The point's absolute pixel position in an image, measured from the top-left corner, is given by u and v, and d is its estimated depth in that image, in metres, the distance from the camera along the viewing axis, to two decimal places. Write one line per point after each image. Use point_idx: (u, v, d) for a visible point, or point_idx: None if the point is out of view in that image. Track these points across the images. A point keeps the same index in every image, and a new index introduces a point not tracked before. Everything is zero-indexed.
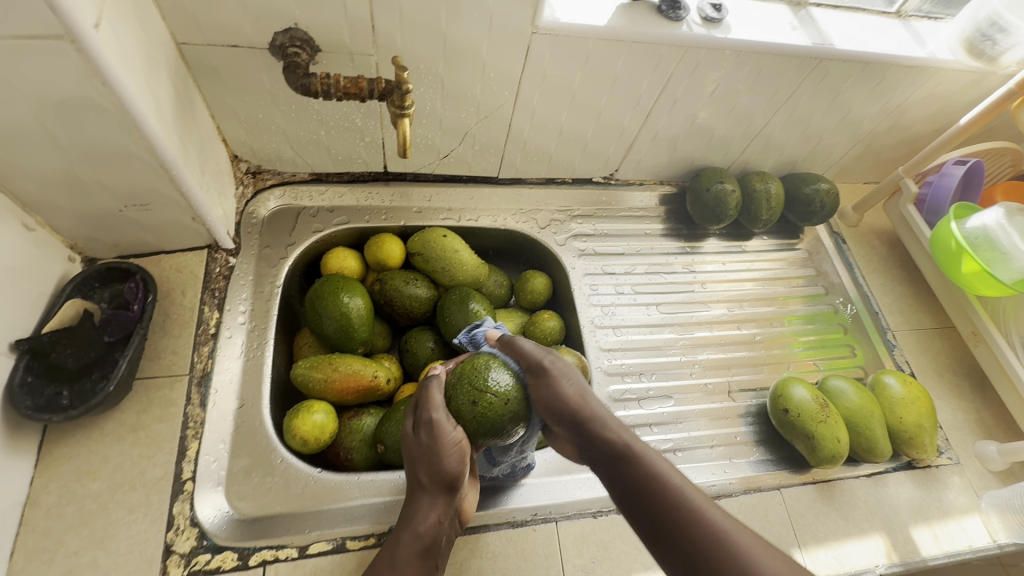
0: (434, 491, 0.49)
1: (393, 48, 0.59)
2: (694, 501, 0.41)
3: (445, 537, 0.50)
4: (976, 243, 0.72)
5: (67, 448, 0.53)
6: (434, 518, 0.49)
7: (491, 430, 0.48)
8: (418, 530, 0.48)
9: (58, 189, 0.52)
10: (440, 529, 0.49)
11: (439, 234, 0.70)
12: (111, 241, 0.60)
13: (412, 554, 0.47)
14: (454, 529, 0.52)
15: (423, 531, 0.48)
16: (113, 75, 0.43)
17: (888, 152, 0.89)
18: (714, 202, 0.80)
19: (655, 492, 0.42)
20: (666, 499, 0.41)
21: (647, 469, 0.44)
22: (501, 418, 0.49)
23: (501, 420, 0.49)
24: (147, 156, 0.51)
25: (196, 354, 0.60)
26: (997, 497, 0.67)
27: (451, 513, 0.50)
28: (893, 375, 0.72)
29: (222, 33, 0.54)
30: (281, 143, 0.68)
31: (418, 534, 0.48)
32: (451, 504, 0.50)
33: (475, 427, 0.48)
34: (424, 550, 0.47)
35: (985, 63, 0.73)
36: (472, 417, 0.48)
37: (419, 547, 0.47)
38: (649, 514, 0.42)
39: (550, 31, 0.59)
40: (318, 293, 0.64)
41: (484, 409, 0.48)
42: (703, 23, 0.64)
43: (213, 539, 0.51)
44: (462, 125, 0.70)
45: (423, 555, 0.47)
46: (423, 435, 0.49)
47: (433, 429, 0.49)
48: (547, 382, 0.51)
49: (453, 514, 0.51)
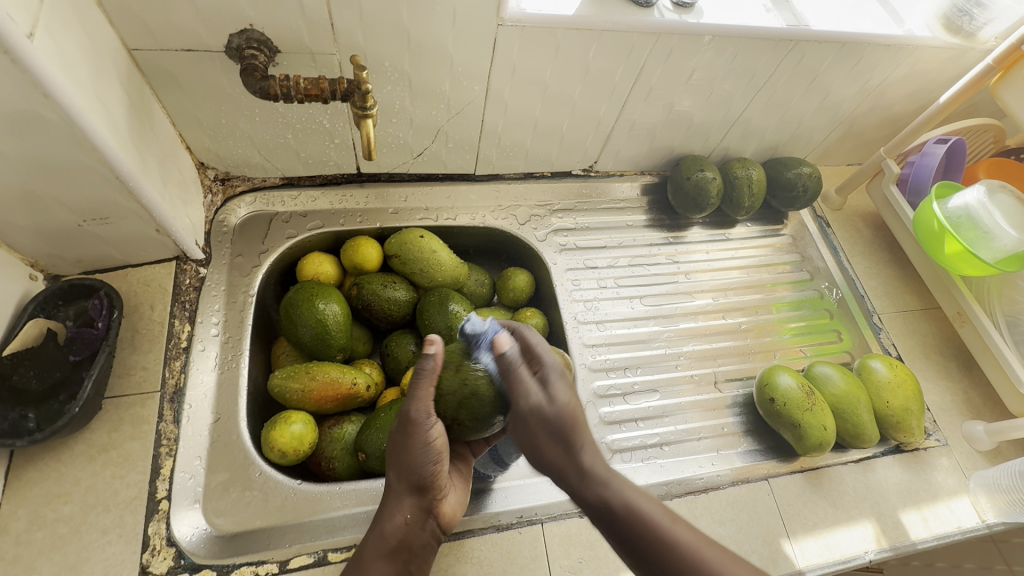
0: (403, 489, 0.47)
1: (355, 47, 0.57)
2: (667, 522, 0.42)
3: (420, 541, 0.47)
4: (958, 222, 0.71)
5: (36, 473, 0.51)
6: (403, 520, 0.47)
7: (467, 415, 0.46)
8: (386, 531, 0.46)
9: (14, 207, 0.50)
10: (409, 532, 0.47)
11: (415, 235, 0.69)
12: (74, 257, 0.58)
13: (377, 557, 0.45)
14: (433, 532, 0.49)
15: (388, 532, 0.46)
16: (54, 87, 0.41)
17: (870, 133, 0.88)
18: (695, 191, 0.79)
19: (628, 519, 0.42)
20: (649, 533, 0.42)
21: (626, 507, 0.42)
22: (482, 409, 0.46)
23: (488, 411, 0.46)
24: (102, 169, 0.49)
25: (167, 369, 0.58)
26: (985, 477, 0.67)
27: (424, 511, 0.48)
28: (879, 359, 0.71)
29: (176, 37, 0.52)
30: (248, 149, 0.66)
31: (383, 536, 0.46)
32: (421, 505, 0.48)
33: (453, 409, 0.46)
34: (391, 553, 0.45)
35: (964, 38, 0.72)
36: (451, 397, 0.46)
37: (385, 549, 0.45)
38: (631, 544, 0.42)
39: (516, 22, 0.57)
40: (292, 301, 0.62)
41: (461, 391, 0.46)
42: (675, 8, 0.63)
43: (190, 558, 0.50)
44: (433, 123, 0.68)
45: (389, 557, 0.45)
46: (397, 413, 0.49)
47: (408, 424, 0.46)
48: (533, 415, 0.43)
49: (428, 516, 0.49)
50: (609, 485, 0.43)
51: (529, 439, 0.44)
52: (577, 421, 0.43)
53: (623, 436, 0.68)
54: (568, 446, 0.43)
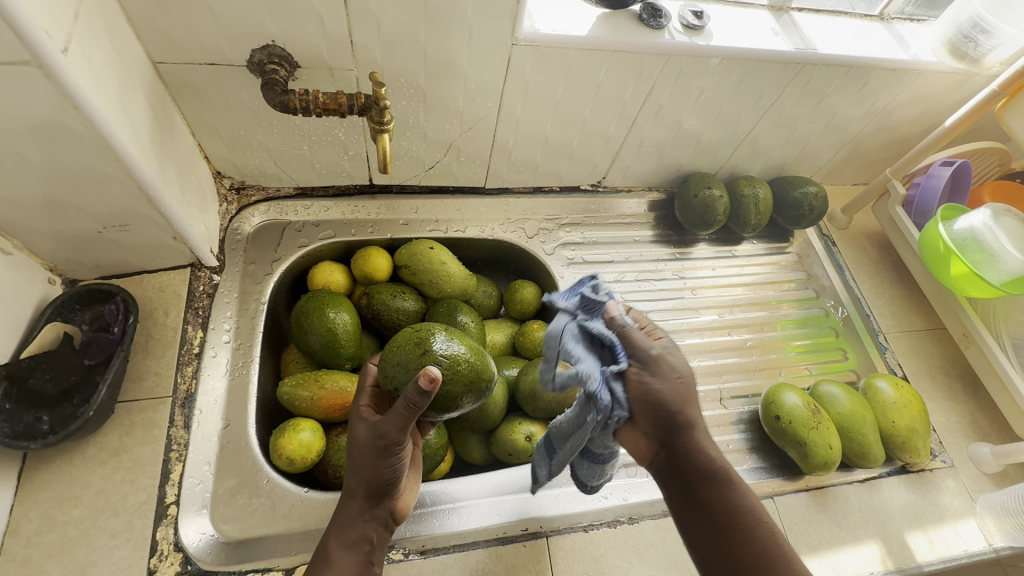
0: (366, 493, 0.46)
1: (373, 63, 0.58)
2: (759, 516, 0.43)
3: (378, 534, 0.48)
4: (964, 245, 0.72)
5: (48, 475, 0.52)
6: (363, 518, 0.46)
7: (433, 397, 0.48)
8: (345, 528, 0.46)
9: (36, 214, 0.51)
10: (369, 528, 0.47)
11: (425, 246, 0.70)
12: (91, 262, 0.59)
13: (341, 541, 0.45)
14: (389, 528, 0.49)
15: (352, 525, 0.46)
16: (84, 99, 0.43)
17: (875, 154, 0.89)
18: (702, 208, 0.80)
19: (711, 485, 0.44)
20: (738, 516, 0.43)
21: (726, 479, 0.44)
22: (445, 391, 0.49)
23: (451, 387, 0.49)
24: (124, 178, 0.50)
25: (179, 375, 0.59)
26: (991, 500, 0.67)
27: (380, 514, 0.47)
28: (885, 379, 0.71)
29: (200, 51, 0.54)
30: (264, 159, 0.68)
31: (345, 529, 0.46)
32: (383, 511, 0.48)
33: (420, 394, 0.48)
34: (351, 543, 0.45)
35: (969, 64, 0.73)
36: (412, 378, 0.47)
37: (347, 538, 0.45)
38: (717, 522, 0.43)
39: (530, 42, 0.59)
40: (303, 309, 0.63)
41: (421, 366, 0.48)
42: (685, 30, 0.64)
43: (197, 564, 0.51)
44: (446, 137, 0.70)
45: (351, 548, 0.45)
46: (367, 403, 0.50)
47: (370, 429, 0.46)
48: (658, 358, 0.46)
49: (389, 517, 0.49)
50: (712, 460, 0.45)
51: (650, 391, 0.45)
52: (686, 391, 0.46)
53: None
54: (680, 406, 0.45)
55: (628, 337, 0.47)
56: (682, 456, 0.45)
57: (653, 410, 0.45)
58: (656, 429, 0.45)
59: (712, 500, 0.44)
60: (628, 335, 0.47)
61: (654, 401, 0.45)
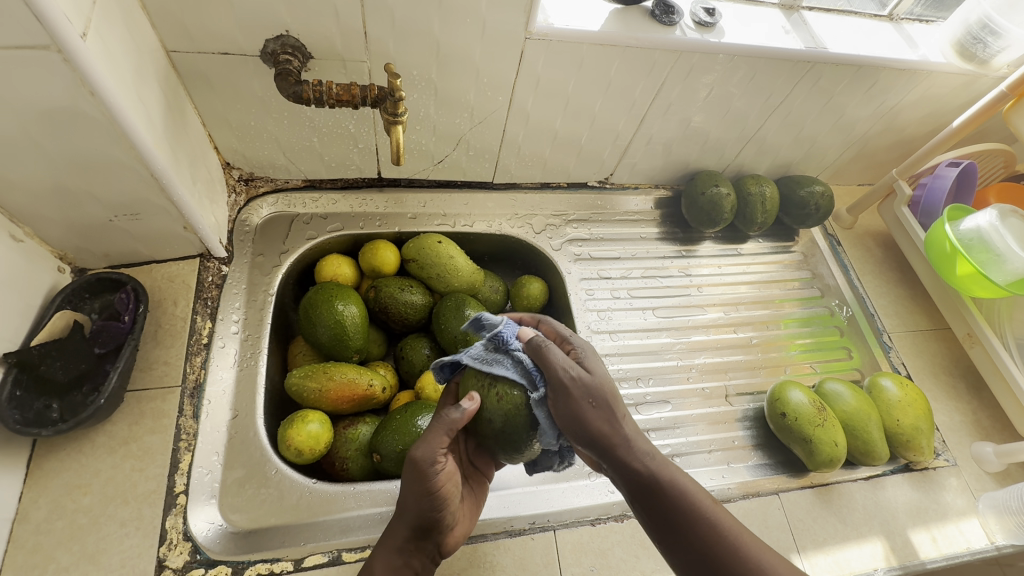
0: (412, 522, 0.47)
1: (386, 55, 0.58)
2: (710, 509, 0.41)
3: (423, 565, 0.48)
4: (970, 245, 0.72)
5: (57, 463, 0.52)
6: (408, 550, 0.47)
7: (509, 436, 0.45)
8: (388, 557, 0.46)
9: (48, 201, 0.51)
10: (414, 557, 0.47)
11: (434, 240, 0.70)
12: (101, 251, 0.59)
13: (386, 569, 0.46)
14: (434, 559, 0.49)
15: (395, 551, 0.46)
16: (100, 85, 0.42)
17: (882, 154, 0.90)
18: (709, 206, 0.80)
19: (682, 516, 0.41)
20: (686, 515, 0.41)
21: (670, 483, 0.42)
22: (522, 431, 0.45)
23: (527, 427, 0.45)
24: (137, 166, 0.50)
25: (188, 365, 0.59)
26: (994, 499, 0.67)
27: (426, 544, 0.48)
28: (890, 378, 0.72)
29: (213, 40, 0.54)
30: (274, 150, 0.68)
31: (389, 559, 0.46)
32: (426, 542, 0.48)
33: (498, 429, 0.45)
34: (398, 570, 0.46)
35: (976, 66, 0.74)
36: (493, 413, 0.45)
37: (393, 566, 0.46)
38: (667, 526, 0.41)
39: (544, 36, 0.59)
40: (311, 301, 0.63)
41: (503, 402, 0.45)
42: (696, 27, 0.64)
43: (206, 553, 0.51)
44: (456, 131, 0.70)
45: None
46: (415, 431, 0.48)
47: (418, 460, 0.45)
48: (573, 385, 0.43)
49: (435, 549, 0.49)
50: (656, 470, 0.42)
51: (568, 417, 0.43)
52: (610, 410, 0.43)
53: None
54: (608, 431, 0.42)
55: (545, 364, 0.44)
56: (645, 493, 0.42)
57: (597, 443, 0.42)
58: (609, 457, 0.42)
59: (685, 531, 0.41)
60: (545, 357, 0.44)
61: (583, 422, 0.42)
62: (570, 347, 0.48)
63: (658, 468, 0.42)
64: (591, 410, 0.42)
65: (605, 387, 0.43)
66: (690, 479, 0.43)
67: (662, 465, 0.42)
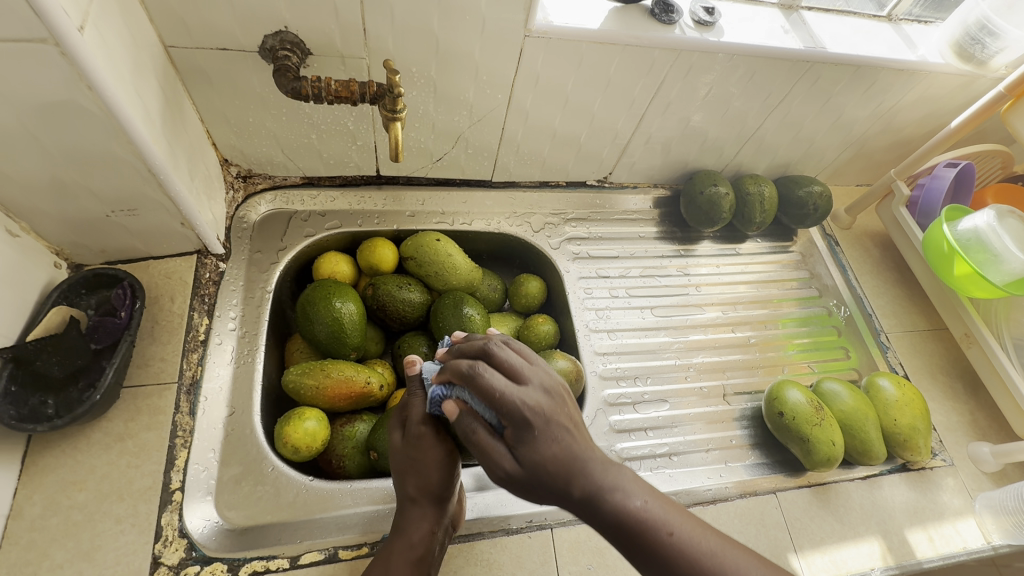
0: (422, 503, 0.49)
1: (386, 51, 0.58)
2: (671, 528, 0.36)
3: (438, 546, 0.50)
4: (968, 244, 0.72)
5: (52, 459, 0.52)
6: (429, 530, 0.49)
7: None
8: (409, 544, 0.48)
9: (44, 195, 0.51)
10: (432, 541, 0.49)
11: (432, 238, 0.70)
12: (97, 246, 0.59)
13: (404, 562, 0.48)
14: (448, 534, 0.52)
15: (416, 541, 0.48)
16: (98, 79, 0.42)
17: (879, 155, 0.90)
18: (707, 206, 0.80)
19: (636, 534, 0.36)
20: (648, 540, 0.36)
21: (620, 510, 0.36)
22: None
23: None
24: (134, 161, 0.50)
25: (185, 361, 0.59)
26: (991, 499, 0.67)
27: (441, 522, 0.50)
28: (887, 378, 0.72)
29: (211, 35, 0.53)
30: (272, 147, 0.68)
31: (413, 544, 0.48)
32: (441, 516, 0.50)
33: None
34: (417, 560, 0.48)
35: (975, 67, 0.74)
36: None
37: (411, 557, 0.48)
38: (630, 550, 0.36)
39: (543, 34, 0.59)
40: (309, 298, 0.63)
41: None
42: (695, 26, 0.64)
43: (201, 550, 0.50)
44: (455, 129, 0.70)
45: (417, 565, 0.48)
46: (421, 404, 0.50)
47: (421, 440, 0.49)
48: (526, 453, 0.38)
49: (446, 525, 0.51)
50: (603, 492, 0.37)
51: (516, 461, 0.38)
52: (568, 453, 0.37)
53: (631, 444, 0.68)
54: (558, 467, 0.37)
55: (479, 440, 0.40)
56: (590, 516, 0.37)
57: (535, 461, 0.38)
58: (552, 485, 0.37)
59: (648, 555, 0.36)
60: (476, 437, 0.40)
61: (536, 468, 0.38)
62: (506, 417, 0.39)
63: (598, 481, 0.37)
64: (543, 441, 0.38)
65: (542, 410, 0.38)
66: (634, 496, 0.37)
67: (608, 479, 0.37)
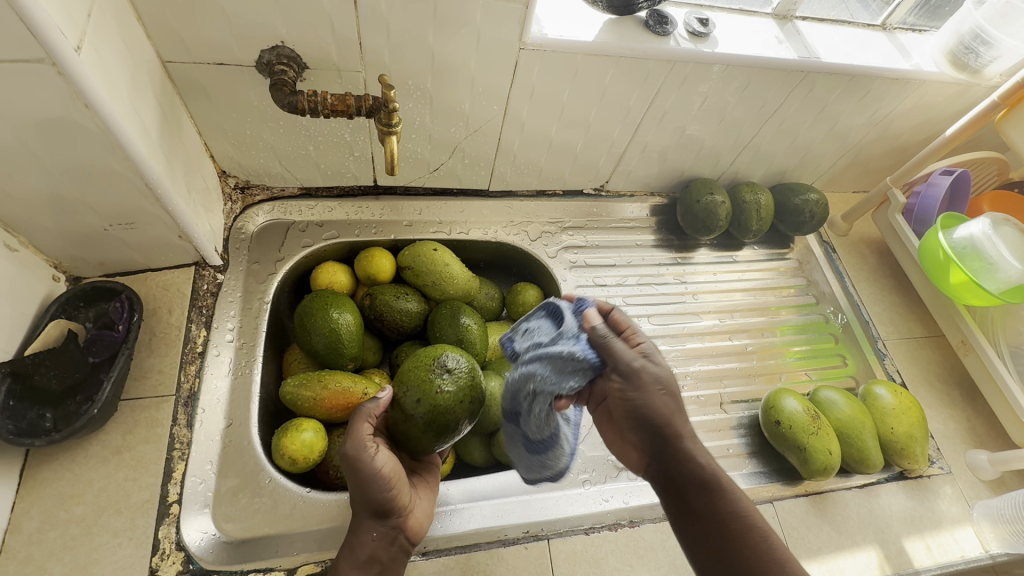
0: (363, 512, 0.49)
1: (382, 65, 0.59)
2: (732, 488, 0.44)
3: (390, 555, 0.49)
4: (963, 253, 0.72)
5: (50, 472, 0.52)
6: (371, 538, 0.48)
7: (443, 428, 0.50)
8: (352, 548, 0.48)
9: (42, 211, 0.51)
10: (378, 548, 0.48)
11: (429, 248, 0.70)
12: (96, 260, 0.59)
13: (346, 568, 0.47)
14: (403, 546, 0.50)
15: (358, 546, 0.48)
16: (96, 98, 0.43)
17: (876, 162, 0.90)
18: (704, 214, 0.81)
19: (708, 483, 0.43)
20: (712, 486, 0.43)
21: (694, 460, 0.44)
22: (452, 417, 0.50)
23: (454, 414, 0.50)
24: (133, 176, 0.50)
25: (182, 374, 0.59)
26: (988, 507, 0.67)
27: (386, 532, 0.49)
28: (884, 386, 0.72)
29: (208, 51, 0.54)
30: (270, 159, 0.68)
31: (353, 550, 0.48)
32: (386, 525, 0.49)
33: (425, 425, 0.49)
34: (359, 566, 0.47)
35: (970, 75, 0.74)
36: (421, 413, 0.49)
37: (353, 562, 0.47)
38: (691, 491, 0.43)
39: (538, 46, 0.59)
40: (306, 309, 0.63)
41: (430, 403, 0.49)
42: (690, 37, 0.65)
43: (198, 563, 0.51)
44: (452, 139, 0.70)
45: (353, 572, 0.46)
46: (365, 427, 0.49)
47: (351, 459, 0.48)
48: (637, 375, 0.46)
49: (396, 533, 0.49)
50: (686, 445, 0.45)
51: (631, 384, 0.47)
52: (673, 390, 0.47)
53: None
54: (659, 403, 0.46)
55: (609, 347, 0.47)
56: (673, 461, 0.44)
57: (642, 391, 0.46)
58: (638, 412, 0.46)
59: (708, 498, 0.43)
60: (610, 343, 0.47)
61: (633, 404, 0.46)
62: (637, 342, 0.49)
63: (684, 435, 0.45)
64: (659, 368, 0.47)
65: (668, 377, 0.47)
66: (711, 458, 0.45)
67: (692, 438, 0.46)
